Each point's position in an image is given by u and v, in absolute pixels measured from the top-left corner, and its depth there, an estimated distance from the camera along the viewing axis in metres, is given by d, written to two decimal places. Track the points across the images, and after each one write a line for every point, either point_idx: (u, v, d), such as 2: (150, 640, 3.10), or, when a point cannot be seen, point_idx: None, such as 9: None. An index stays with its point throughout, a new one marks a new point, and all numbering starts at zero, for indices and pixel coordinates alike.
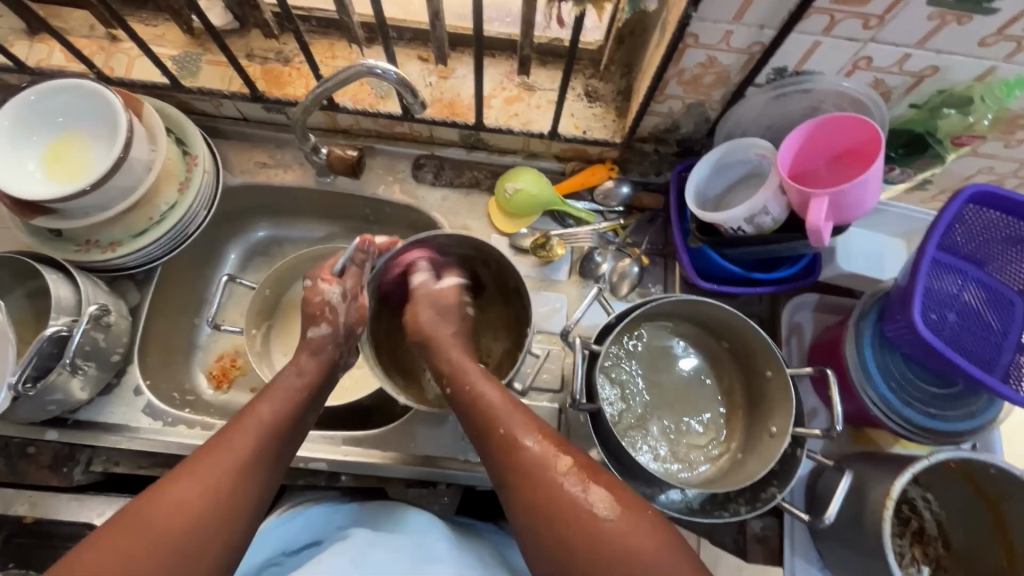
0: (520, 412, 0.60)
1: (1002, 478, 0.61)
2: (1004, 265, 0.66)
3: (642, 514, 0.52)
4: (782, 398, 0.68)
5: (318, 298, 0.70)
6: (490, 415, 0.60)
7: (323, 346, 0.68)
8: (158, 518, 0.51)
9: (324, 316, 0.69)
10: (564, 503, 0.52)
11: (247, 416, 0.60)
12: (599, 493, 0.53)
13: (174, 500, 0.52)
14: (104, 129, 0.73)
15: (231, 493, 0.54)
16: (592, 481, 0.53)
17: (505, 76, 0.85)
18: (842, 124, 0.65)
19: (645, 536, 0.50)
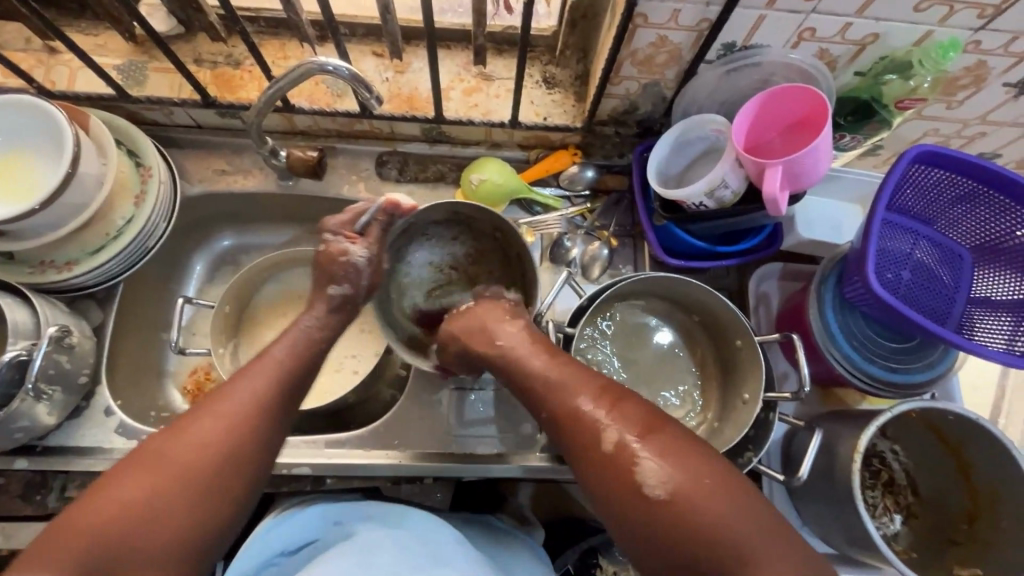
0: (580, 378, 0.60)
1: (963, 424, 0.63)
2: (953, 221, 0.69)
3: (708, 481, 0.51)
4: (752, 366, 0.70)
5: (343, 258, 0.71)
6: (549, 386, 0.60)
7: (342, 305, 0.72)
8: (157, 479, 0.52)
9: (350, 278, 0.72)
10: (625, 471, 0.52)
11: (246, 378, 0.61)
12: (663, 461, 0.52)
13: (169, 458, 0.54)
14: (48, 144, 0.71)
15: (226, 461, 0.55)
16: (651, 451, 0.52)
17: (462, 67, 0.85)
18: (791, 94, 0.67)
19: (710, 504, 0.49)
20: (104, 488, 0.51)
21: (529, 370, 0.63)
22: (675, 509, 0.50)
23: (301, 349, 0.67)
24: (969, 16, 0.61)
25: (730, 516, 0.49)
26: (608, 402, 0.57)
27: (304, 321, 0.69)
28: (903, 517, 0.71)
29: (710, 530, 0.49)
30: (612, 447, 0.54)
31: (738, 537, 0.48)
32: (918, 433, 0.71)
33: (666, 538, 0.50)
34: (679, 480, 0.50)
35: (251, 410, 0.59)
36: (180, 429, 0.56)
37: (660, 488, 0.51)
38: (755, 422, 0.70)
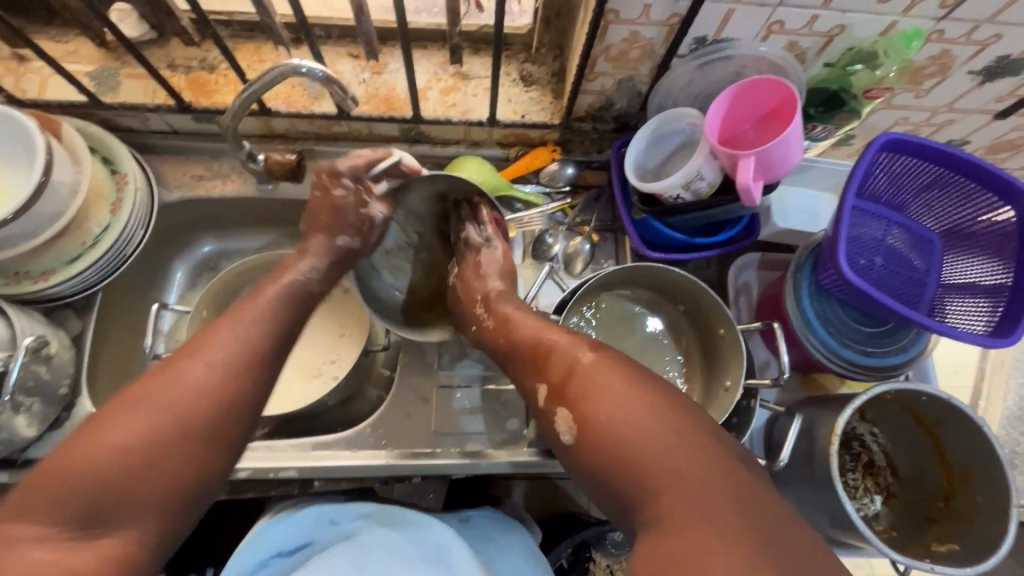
0: (553, 327, 0.64)
1: (935, 404, 0.65)
2: (923, 207, 0.71)
3: (631, 407, 0.50)
4: (734, 353, 0.71)
5: (365, 211, 0.74)
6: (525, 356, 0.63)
7: (341, 258, 0.73)
8: (151, 421, 0.51)
9: (362, 229, 0.74)
10: (560, 403, 0.55)
11: (234, 325, 0.59)
12: (594, 389, 0.53)
13: (159, 399, 0.52)
14: (19, 152, 0.70)
15: (219, 403, 0.54)
16: (585, 380, 0.55)
17: (438, 67, 0.85)
18: (763, 86, 0.68)
19: (632, 428, 0.49)
20: (92, 435, 0.49)
21: (507, 323, 0.68)
22: (596, 435, 0.51)
23: (293, 296, 0.66)
24: (931, 6, 0.62)
25: (653, 441, 0.48)
26: (571, 337, 0.60)
27: (301, 270, 0.69)
28: (883, 498, 0.73)
29: (635, 451, 0.48)
30: (553, 381, 0.57)
31: (659, 456, 0.47)
32: (894, 416, 0.73)
33: (596, 467, 0.50)
34: (601, 408, 0.52)
35: (241, 356, 0.57)
36: (165, 375, 0.54)
37: (568, 432, 0.53)
38: (737, 410, 0.71)
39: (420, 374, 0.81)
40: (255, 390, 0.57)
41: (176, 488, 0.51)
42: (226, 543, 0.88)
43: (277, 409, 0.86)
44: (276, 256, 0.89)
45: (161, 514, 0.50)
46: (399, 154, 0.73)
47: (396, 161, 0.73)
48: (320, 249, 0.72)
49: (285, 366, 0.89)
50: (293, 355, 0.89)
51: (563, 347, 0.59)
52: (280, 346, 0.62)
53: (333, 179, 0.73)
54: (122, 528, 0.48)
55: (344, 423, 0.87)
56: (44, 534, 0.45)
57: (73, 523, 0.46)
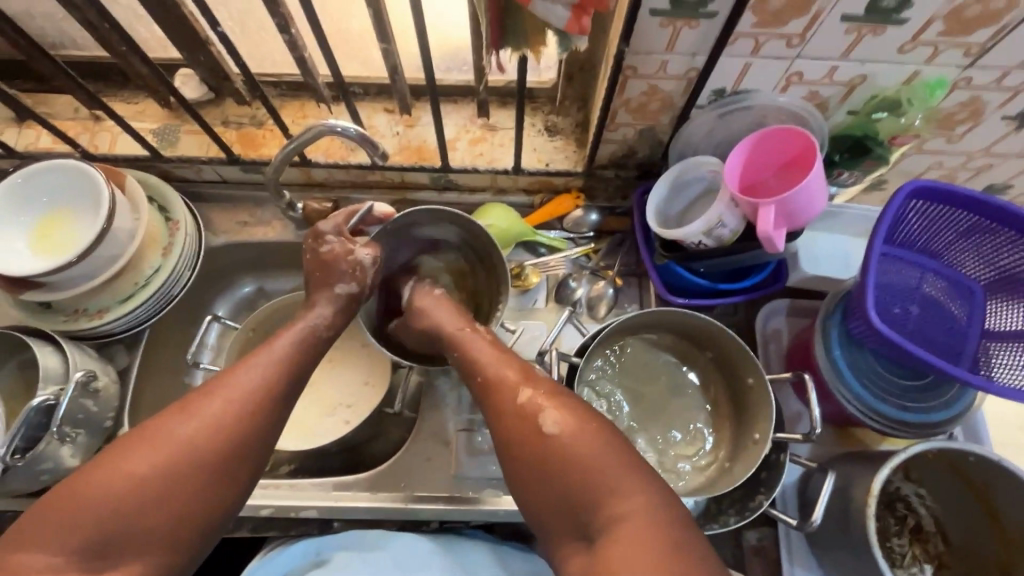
0: (504, 355, 0.64)
1: (984, 467, 0.60)
2: (960, 255, 0.68)
3: (593, 431, 0.54)
4: (763, 405, 0.68)
5: (350, 256, 0.73)
6: (477, 356, 0.65)
7: (344, 304, 0.72)
8: (162, 456, 0.53)
9: (356, 274, 0.73)
10: (523, 421, 0.56)
11: (253, 367, 0.60)
12: (551, 415, 0.55)
13: (175, 437, 0.54)
14: (87, 203, 0.77)
15: (230, 441, 0.55)
16: (551, 403, 0.56)
17: (467, 119, 0.89)
18: (781, 136, 0.68)
19: (586, 443, 0.53)
20: (106, 465, 0.52)
21: (466, 347, 0.67)
22: (563, 451, 0.54)
23: (307, 341, 0.67)
24: (956, 54, 0.62)
25: (611, 462, 0.53)
26: (520, 369, 0.61)
27: (311, 319, 0.69)
28: (934, 568, 0.67)
29: (598, 469, 0.52)
30: (519, 402, 0.58)
31: (612, 477, 0.52)
32: (942, 476, 0.67)
33: (558, 487, 0.53)
34: (567, 426, 0.55)
35: (257, 398, 0.58)
36: (184, 408, 0.56)
37: (554, 427, 0.55)
38: (766, 464, 0.67)
39: (441, 414, 0.82)
40: (266, 433, 0.58)
41: (184, 520, 0.53)
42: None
43: (303, 444, 0.87)
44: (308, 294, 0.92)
45: (169, 543, 0.52)
46: (369, 204, 0.77)
47: (369, 209, 0.77)
48: (324, 301, 0.71)
49: (312, 404, 0.91)
50: (318, 391, 0.91)
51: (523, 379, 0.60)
52: (296, 387, 0.63)
53: (317, 240, 0.74)
54: (132, 554, 0.51)
55: (366, 461, 0.88)
56: (51, 564, 0.48)
57: (83, 552, 0.49)
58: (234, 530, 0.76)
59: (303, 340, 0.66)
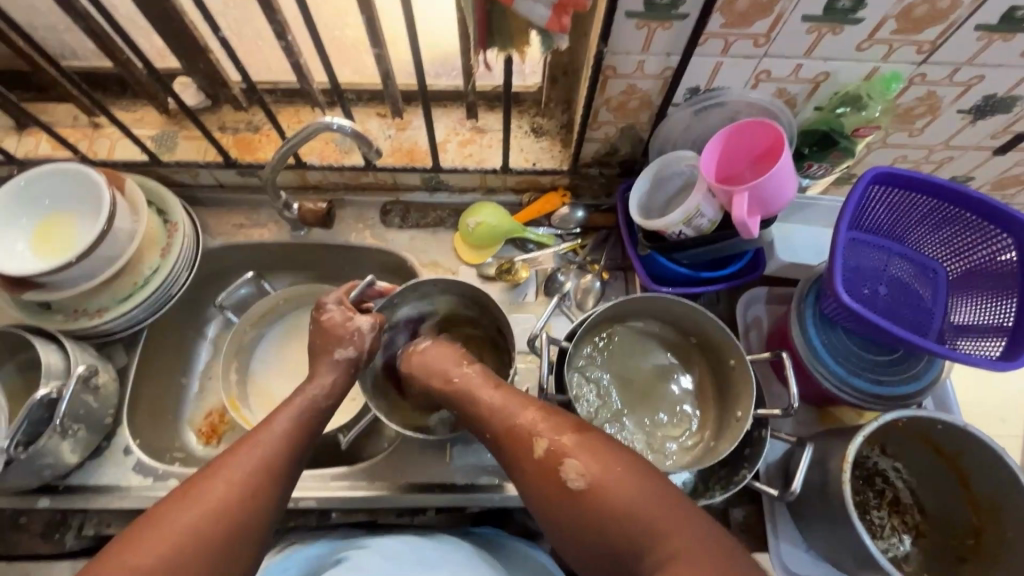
0: (525, 399, 0.63)
1: (952, 435, 0.63)
2: (923, 236, 0.72)
3: (616, 471, 0.54)
4: (744, 383, 0.71)
5: (351, 323, 0.76)
6: (488, 407, 0.65)
7: (346, 368, 0.74)
8: (169, 540, 0.53)
9: (354, 340, 0.75)
10: (551, 474, 0.56)
11: (254, 444, 0.63)
12: (578, 467, 0.55)
13: (183, 521, 0.55)
14: (88, 205, 0.79)
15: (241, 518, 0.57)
16: (575, 450, 0.55)
17: (457, 122, 0.93)
18: (752, 128, 0.72)
19: (622, 491, 0.52)
20: (116, 559, 0.52)
21: (479, 401, 0.66)
22: (599, 497, 0.53)
23: (305, 416, 0.68)
24: (910, 51, 0.67)
25: (641, 500, 0.52)
26: (543, 412, 0.60)
27: (311, 389, 0.71)
28: (912, 537, 0.70)
29: (625, 508, 0.52)
30: (539, 457, 0.57)
31: (646, 512, 0.51)
32: (915, 449, 0.70)
33: (594, 532, 0.53)
34: (597, 473, 0.54)
35: (260, 474, 0.60)
36: (191, 494, 0.57)
37: (578, 480, 0.54)
38: (749, 440, 0.70)
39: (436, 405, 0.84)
40: (272, 505, 0.60)
41: None
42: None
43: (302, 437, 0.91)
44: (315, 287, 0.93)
45: None
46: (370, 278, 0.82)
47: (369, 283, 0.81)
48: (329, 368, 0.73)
49: None
50: None
51: (547, 429, 0.58)
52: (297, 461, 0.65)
53: (319, 309, 0.77)
54: None
55: (363, 454, 0.90)
56: None
57: None
58: None
59: (305, 414, 0.68)
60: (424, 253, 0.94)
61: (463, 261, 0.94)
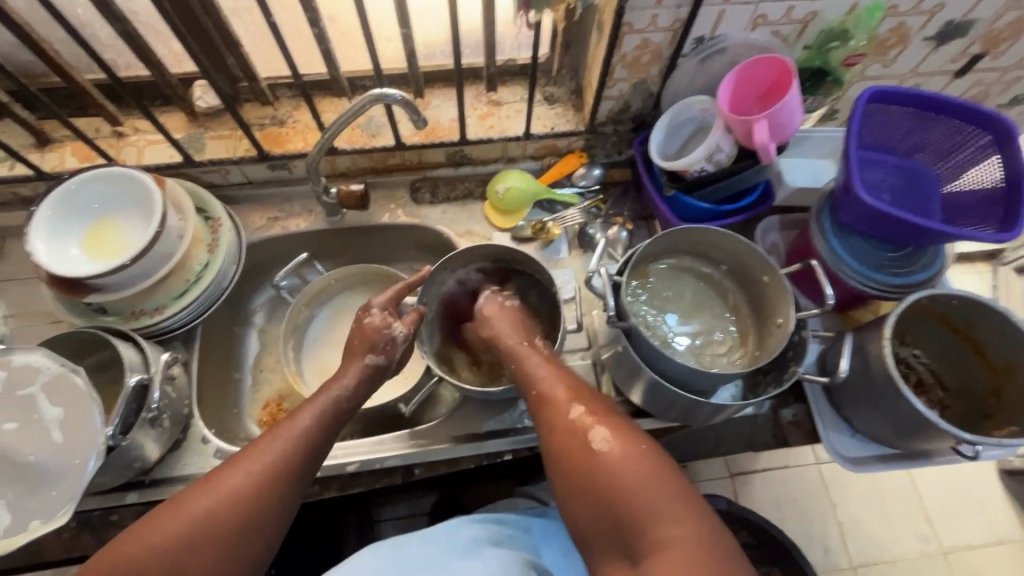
0: (555, 373, 0.68)
1: (967, 308, 0.73)
2: (913, 150, 0.83)
3: (638, 450, 0.56)
4: (781, 294, 0.78)
5: (383, 328, 0.76)
6: (529, 373, 0.69)
7: (373, 375, 0.74)
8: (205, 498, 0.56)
9: (386, 348, 0.75)
10: (578, 441, 0.58)
11: (294, 421, 0.65)
12: (586, 437, 0.58)
13: (222, 479, 0.58)
14: (136, 207, 0.81)
15: (263, 504, 0.58)
16: (601, 421, 0.59)
17: (474, 98, 0.98)
18: (759, 66, 0.80)
19: (638, 466, 0.55)
20: (166, 508, 0.56)
21: (527, 369, 0.70)
22: (614, 466, 0.56)
23: (339, 406, 0.69)
24: None
25: (657, 483, 0.54)
26: (568, 389, 0.65)
27: (336, 383, 0.71)
28: (940, 411, 0.79)
29: (639, 484, 0.54)
30: (569, 419, 0.61)
31: (661, 498, 0.53)
32: (931, 331, 0.79)
33: (602, 501, 0.55)
34: (619, 446, 0.56)
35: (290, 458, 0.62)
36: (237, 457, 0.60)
37: (601, 447, 0.57)
38: (792, 344, 0.77)
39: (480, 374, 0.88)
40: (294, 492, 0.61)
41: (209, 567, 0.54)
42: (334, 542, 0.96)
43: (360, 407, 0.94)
44: (365, 267, 0.99)
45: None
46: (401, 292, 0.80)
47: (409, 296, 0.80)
48: (356, 371, 0.73)
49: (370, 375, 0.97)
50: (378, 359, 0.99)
51: (566, 403, 0.63)
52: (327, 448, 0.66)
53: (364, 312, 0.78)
54: None
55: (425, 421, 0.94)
56: None
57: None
58: (322, 493, 0.79)
59: (327, 408, 0.68)
60: (458, 224, 0.99)
61: (495, 227, 0.99)
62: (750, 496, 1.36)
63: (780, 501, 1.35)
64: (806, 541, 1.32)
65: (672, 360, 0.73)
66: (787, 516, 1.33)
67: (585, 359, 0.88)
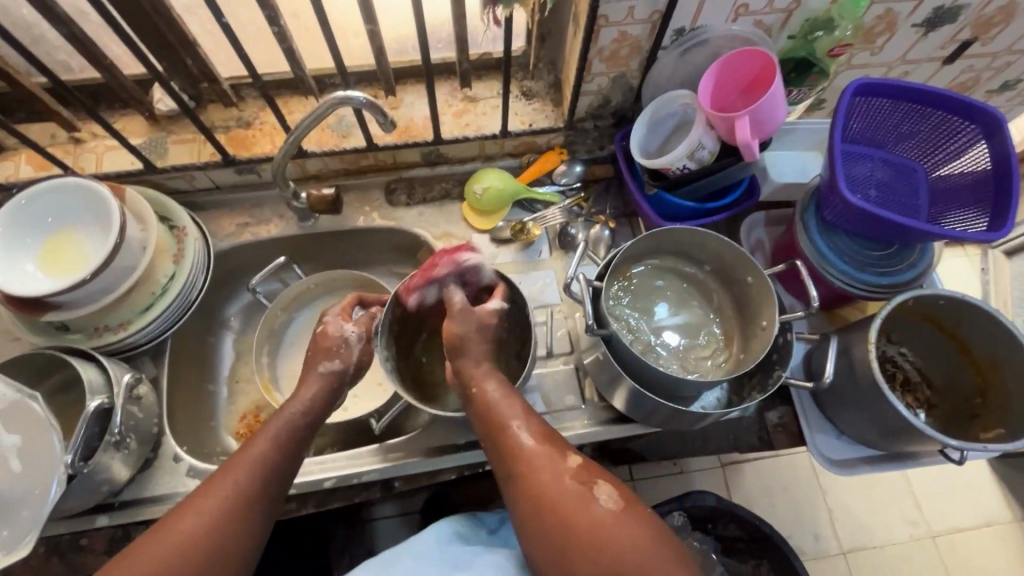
0: (528, 417, 0.63)
1: (954, 308, 0.71)
2: (900, 143, 0.80)
3: (636, 511, 0.54)
4: (765, 296, 0.76)
5: (336, 334, 0.74)
6: (502, 411, 0.63)
7: (332, 381, 0.71)
8: (167, 548, 0.54)
9: (336, 351, 0.73)
10: (579, 495, 0.55)
11: (248, 456, 0.61)
12: (571, 497, 0.55)
13: (186, 529, 0.55)
14: (95, 220, 0.77)
15: (230, 548, 0.56)
16: (599, 475, 0.57)
17: (449, 94, 0.95)
18: (741, 58, 0.77)
19: (638, 530, 0.53)
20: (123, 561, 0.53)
21: (496, 407, 0.64)
22: (615, 527, 0.53)
23: (291, 429, 0.66)
24: None
25: (654, 543, 0.52)
26: (549, 440, 0.60)
27: (291, 406, 0.67)
28: (926, 410, 0.78)
29: (639, 548, 0.52)
30: (564, 471, 0.57)
31: (660, 561, 0.51)
32: (918, 330, 0.78)
33: (600, 564, 0.51)
34: (620, 504, 0.54)
35: (249, 498, 0.59)
36: (197, 500, 0.57)
37: (609, 502, 0.54)
38: (777, 348, 0.76)
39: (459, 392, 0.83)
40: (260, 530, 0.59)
41: None
42: (319, 558, 0.95)
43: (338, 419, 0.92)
44: (342, 273, 0.95)
45: None
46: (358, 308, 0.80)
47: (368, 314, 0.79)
48: (316, 377, 0.71)
49: None
50: None
51: (541, 456, 0.58)
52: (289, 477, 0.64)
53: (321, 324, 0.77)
54: None
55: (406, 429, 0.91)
56: None
57: None
58: (300, 508, 0.79)
59: (284, 431, 0.65)
60: (436, 226, 0.96)
61: (474, 228, 0.96)
62: (739, 488, 1.35)
63: (770, 492, 1.34)
64: (796, 530, 1.32)
65: (654, 367, 0.71)
66: (777, 508, 1.33)
67: (568, 364, 0.86)
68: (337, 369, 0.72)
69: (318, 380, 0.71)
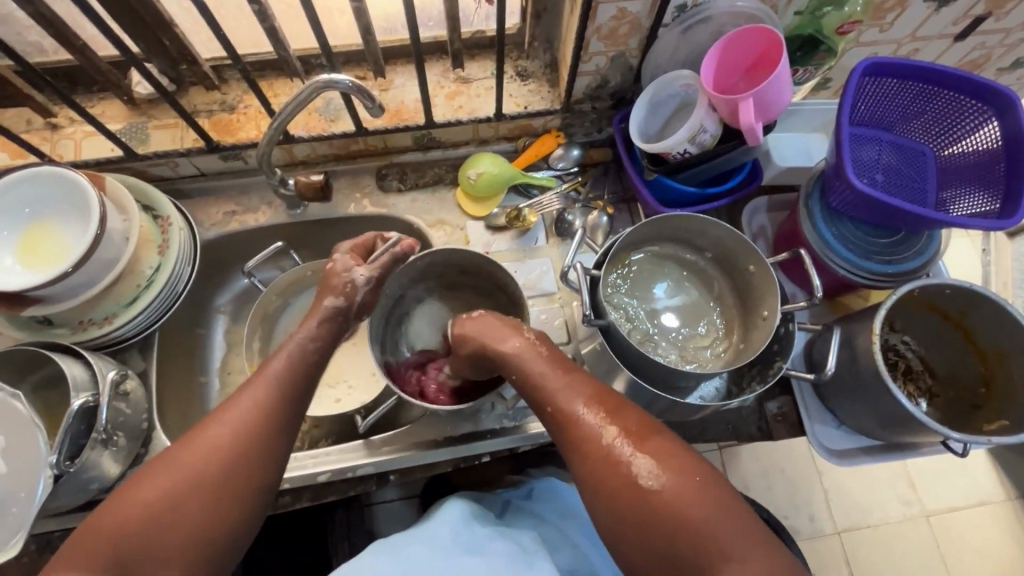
0: (571, 384, 0.60)
1: (961, 296, 0.69)
2: (910, 125, 0.77)
3: (691, 481, 0.50)
4: (767, 285, 0.74)
5: (346, 274, 0.71)
6: (543, 382, 0.61)
7: (335, 317, 0.69)
8: (167, 485, 0.53)
9: (344, 290, 0.70)
10: (620, 467, 0.52)
11: (253, 389, 0.60)
12: (619, 471, 0.52)
13: (186, 463, 0.54)
14: (74, 209, 0.74)
15: (235, 484, 0.55)
16: (643, 446, 0.53)
17: (441, 75, 0.91)
18: (747, 36, 0.74)
19: (696, 500, 0.49)
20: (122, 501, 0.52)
21: (535, 377, 0.62)
22: (665, 501, 0.50)
23: (298, 363, 0.64)
24: None
25: (712, 518, 0.49)
26: (592, 407, 0.57)
27: (298, 336, 0.66)
28: (928, 399, 0.77)
29: (694, 518, 0.48)
30: (605, 444, 0.54)
31: (718, 534, 0.48)
32: (921, 319, 0.77)
33: (649, 532, 0.50)
34: (667, 477, 0.50)
35: (248, 436, 0.57)
36: (196, 442, 0.56)
37: (649, 478, 0.51)
38: (778, 337, 0.74)
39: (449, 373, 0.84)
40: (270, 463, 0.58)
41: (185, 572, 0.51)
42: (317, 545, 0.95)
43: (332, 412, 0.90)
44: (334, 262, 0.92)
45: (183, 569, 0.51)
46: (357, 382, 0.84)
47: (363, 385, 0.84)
48: (319, 312, 0.69)
49: (343, 376, 0.93)
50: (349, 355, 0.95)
51: (586, 429, 0.56)
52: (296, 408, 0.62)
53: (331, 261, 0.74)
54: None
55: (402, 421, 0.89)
56: None
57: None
58: (294, 502, 0.78)
59: (293, 363, 0.64)
60: (429, 214, 0.93)
61: (468, 215, 0.93)
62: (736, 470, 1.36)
63: (767, 473, 1.35)
64: (791, 509, 1.32)
65: (652, 360, 0.69)
66: (773, 489, 1.34)
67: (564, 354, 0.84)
68: (339, 307, 0.70)
69: (317, 315, 0.69)
